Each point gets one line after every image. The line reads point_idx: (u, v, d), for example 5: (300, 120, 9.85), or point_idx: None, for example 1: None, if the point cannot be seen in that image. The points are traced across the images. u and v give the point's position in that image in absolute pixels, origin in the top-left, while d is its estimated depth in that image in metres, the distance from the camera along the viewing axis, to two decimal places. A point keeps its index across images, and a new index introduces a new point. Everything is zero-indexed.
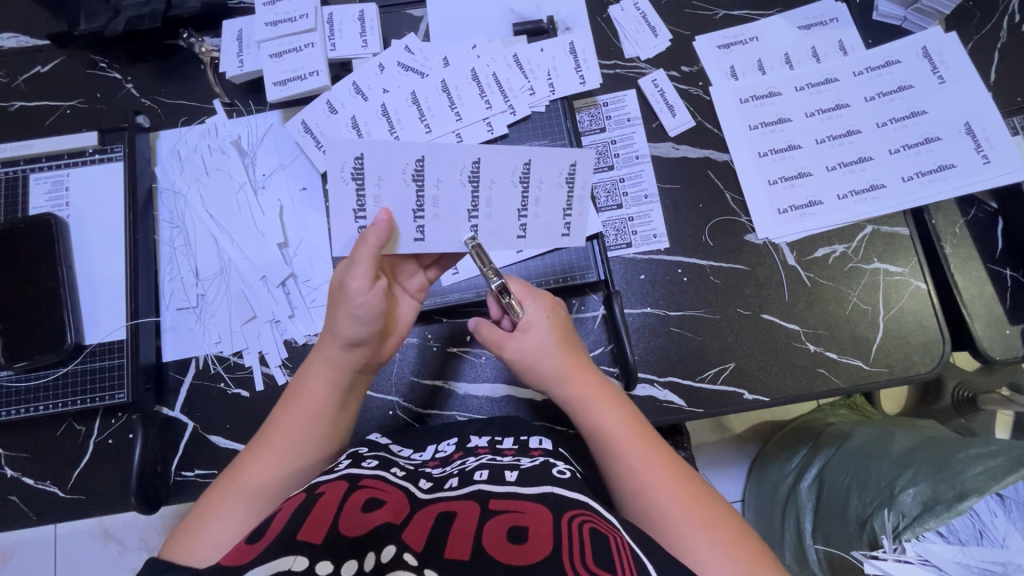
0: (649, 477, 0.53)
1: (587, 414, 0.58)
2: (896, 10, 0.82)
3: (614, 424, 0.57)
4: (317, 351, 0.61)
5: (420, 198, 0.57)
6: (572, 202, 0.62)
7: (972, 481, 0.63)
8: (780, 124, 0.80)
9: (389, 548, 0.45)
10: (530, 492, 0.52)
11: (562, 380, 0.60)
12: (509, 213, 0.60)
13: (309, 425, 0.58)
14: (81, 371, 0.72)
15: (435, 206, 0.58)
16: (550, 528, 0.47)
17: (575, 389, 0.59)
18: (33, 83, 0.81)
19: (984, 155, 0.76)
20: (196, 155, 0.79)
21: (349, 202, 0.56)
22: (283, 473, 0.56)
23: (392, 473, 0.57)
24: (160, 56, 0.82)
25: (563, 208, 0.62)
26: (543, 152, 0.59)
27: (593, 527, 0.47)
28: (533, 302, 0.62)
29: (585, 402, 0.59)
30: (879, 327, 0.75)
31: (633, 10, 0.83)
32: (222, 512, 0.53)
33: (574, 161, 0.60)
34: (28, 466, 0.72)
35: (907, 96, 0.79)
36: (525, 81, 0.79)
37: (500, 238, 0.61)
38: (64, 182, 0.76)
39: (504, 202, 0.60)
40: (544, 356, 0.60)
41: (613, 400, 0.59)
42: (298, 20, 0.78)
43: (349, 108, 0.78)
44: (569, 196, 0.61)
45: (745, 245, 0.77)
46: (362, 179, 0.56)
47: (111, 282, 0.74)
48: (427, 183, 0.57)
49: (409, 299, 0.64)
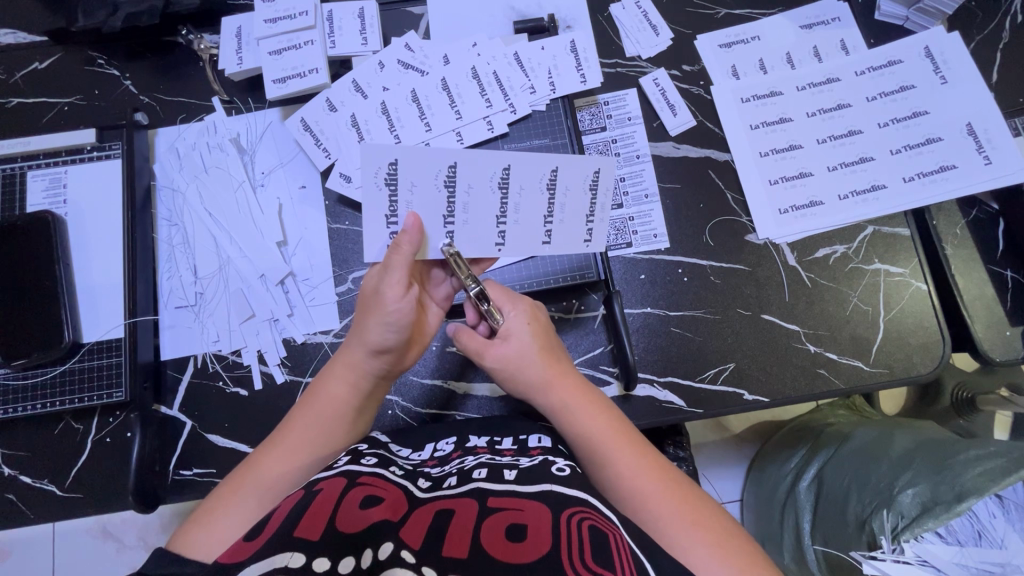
0: (640, 480, 0.53)
1: (572, 421, 0.58)
2: (898, 10, 0.81)
3: (598, 429, 0.56)
4: (341, 353, 0.60)
5: (451, 205, 0.58)
6: (596, 209, 0.63)
7: (971, 482, 0.63)
8: (781, 124, 0.79)
9: (388, 545, 0.44)
10: (529, 491, 0.52)
11: (545, 388, 0.59)
12: (535, 218, 0.61)
13: (328, 430, 0.58)
14: (79, 368, 0.71)
15: (465, 212, 0.59)
16: (550, 526, 0.47)
17: (557, 396, 0.59)
18: (31, 79, 0.81)
19: (985, 156, 0.76)
20: (195, 152, 0.79)
21: (381, 208, 0.57)
22: (298, 474, 0.56)
23: (391, 471, 0.57)
24: (159, 53, 0.81)
25: (586, 214, 0.63)
26: (570, 159, 0.60)
27: (593, 524, 0.47)
28: (511, 307, 0.62)
29: (568, 410, 0.58)
30: (880, 327, 0.74)
31: (635, 9, 0.83)
32: (231, 506, 0.53)
33: (600, 168, 0.61)
34: (26, 464, 0.72)
35: (908, 96, 0.78)
36: (526, 80, 0.78)
37: (527, 243, 0.62)
38: (62, 179, 0.76)
39: (531, 208, 0.60)
40: (527, 362, 0.59)
41: (596, 404, 0.59)
42: (297, 17, 0.78)
43: (349, 106, 0.78)
44: (593, 203, 0.62)
45: (745, 246, 0.77)
46: (396, 185, 0.56)
47: (108, 280, 0.74)
48: (458, 189, 0.58)
49: (436, 309, 0.64)
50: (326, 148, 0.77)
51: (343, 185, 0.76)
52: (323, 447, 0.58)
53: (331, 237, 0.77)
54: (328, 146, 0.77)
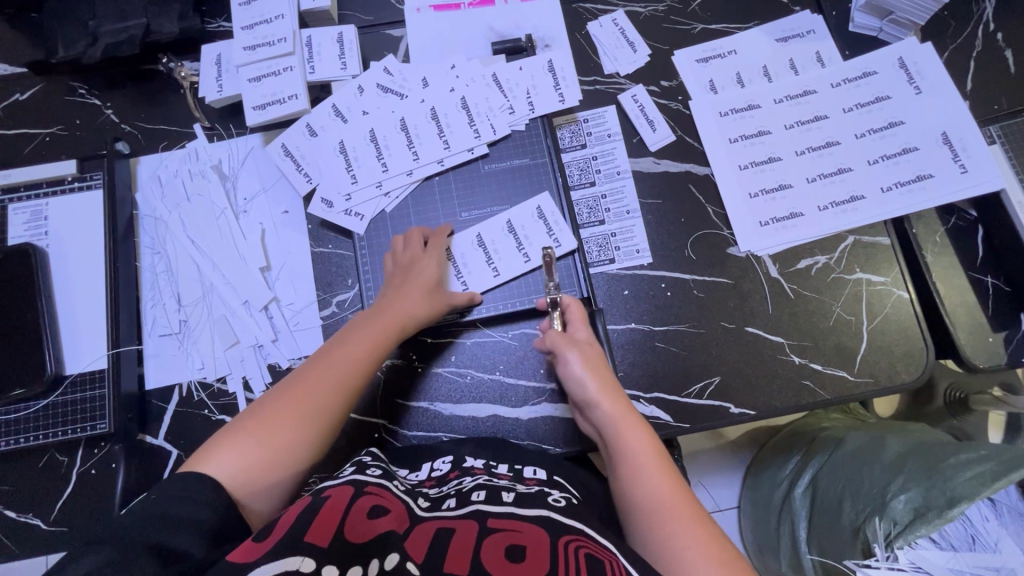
0: (668, 509, 0.54)
1: (618, 442, 0.60)
2: (871, 22, 0.82)
3: (641, 455, 0.58)
4: (385, 303, 0.67)
5: (382, 148, 0.78)
6: (503, 107, 0.79)
7: (961, 487, 0.63)
8: (759, 137, 0.80)
9: (393, 556, 0.45)
10: (530, 514, 0.52)
11: (601, 400, 0.62)
12: (450, 130, 0.78)
13: (367, 369, 0.63)
14: (64, 402, 0.71)
15: (392, 144, 0.78)
16: (548, 553, 0.46)
17: (613, 410, 0.61)
18: (11, 111, 0.81)
19: (961, 164, 0.76)
20: (178, 180, 0.79)
21: (340, 169, 0.77)
22: (316, 415, 0.58)
23: (395, 484, 0.57)
24: (139, 82, 0.82)
25: (496, 115, 0.79)
26: (464, 75, 0.80)
27: (587, 552, 0.47)
28: (583, 325, 0.69)
29: (619, 425, 0.61)
30: (864, 337, 0.75)
31: (612, 26, 0.84)
32: (251, 436, 0.56)
33: (491, 75, 0.80)
34: (10, 499, 0.71)
35: (884, 106, 0.79)
36: (505, 101, 0.79)
37: (455, 155, 0.78)
38: (44, 211, 0.76)
39: (444, 127, 0.78)
40: (595, 366, 0.65)
41: (647, 433, 0.61)
42: (276, 43, 0.78)
43: (329, 130, 0.78)
44: (504, 97, 0.79)
45: (727, 259, 0.77)
46: (345, 150, 0.78)
47: (89, 310, 0.74)
48: (383, 137, 0.78)
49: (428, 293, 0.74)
50: (308, 173, 0.77)
51: (325, 211, 0.76)
52: (354, 388, 0.61)
53: (315, 261, 0.77)
54: (310, 170, 0.78)
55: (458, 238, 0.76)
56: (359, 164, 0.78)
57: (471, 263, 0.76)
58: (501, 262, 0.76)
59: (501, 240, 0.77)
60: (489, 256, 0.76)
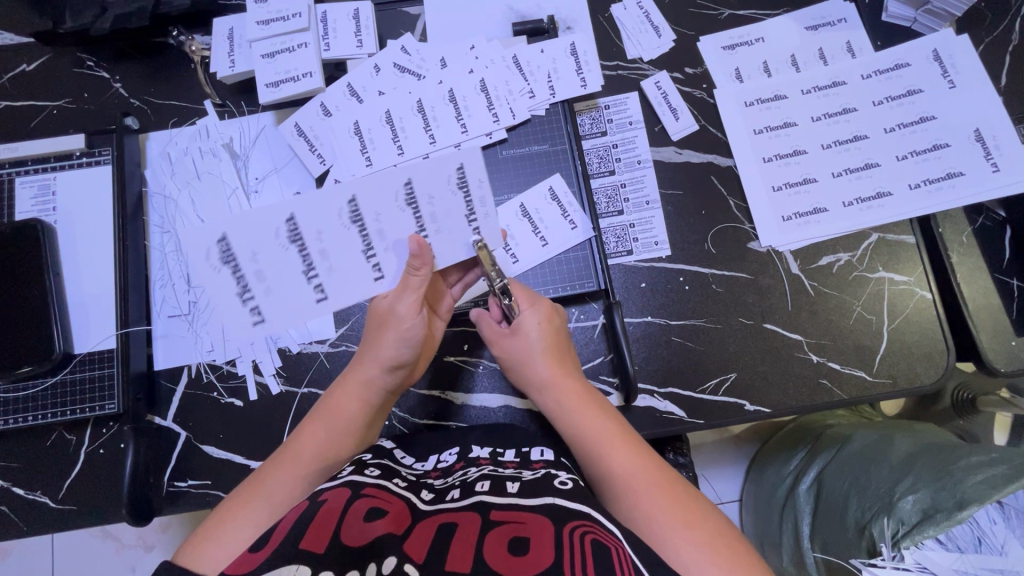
0: (627, 476, 0.53)
1: (569, 422, 0.58)
2: (906, 11, 0.80)
3: (596, 429, 0.57)
4: (364, 357, 0.61)
5: (398, 130, 0.76)
6: (525, 90, 0.77)
7: (972, 489, 0.62)
8: (785, 128, 0.78)
9: (391, 559, 0.44)
10: (532, 504, 0.50)
11: (546, 387, 0.60)
12: (470, 114, 0.77)
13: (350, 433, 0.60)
14: (73, 380, 0.71)
15: (406, 127, 0.76)
16: (551, 541, 0.45)
17: (557, 395, 0.60)
18: (18, 82, 0.79)
19: (993, 163, 0.74)
20: (188, 158, 0.77)
21: (354, 150, 0.76)
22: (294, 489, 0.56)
23: (394, 482, 0.56)
24: (149, 55, 0.79)
25: (517, 100, 0.77)
26: (485, 56, 0.77)
27: (595, 538, 0.45)
28: (528, 306, 0.62)
29: (564, 408, 0.59)
30: (884, 337, 0.73)
31: (636, 9, 0.81)
32: (235, 522, 0.53)
33: (513, 56, 0.78)
34: (19, 475, 0.71)
35: (916, 100, 0.77)
36: (524, 84, 0.77)
37: (474, 140, 0.77)
38: (51, 185, 0.74)
39: (463, 112, 0.76)
40: (535, 356, 0.61)
41: (597, 409, 0.59)
42: (290, 19, 0.76)
43: (344, 111, 0.76)
44: (525, 80, 0.77)
45: (748, 253, 0.76)
46: (359, 131, 0.76)
47: (99, 288, 0.73)
48: (397, 121, 0.76)
49: (440, 319, 0.69)
50: (321, 154, 0.76)
51: None
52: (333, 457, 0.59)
53: None
54: (324, 151, 0.76)
55: (318, 212, 0.63)
56: (374, 145, 0.76)
57: (337, 256, 0.63)
58: (384, 262, 0.64)
59: (387, 219, 0.63)
60: (365, 244, 0.63)
